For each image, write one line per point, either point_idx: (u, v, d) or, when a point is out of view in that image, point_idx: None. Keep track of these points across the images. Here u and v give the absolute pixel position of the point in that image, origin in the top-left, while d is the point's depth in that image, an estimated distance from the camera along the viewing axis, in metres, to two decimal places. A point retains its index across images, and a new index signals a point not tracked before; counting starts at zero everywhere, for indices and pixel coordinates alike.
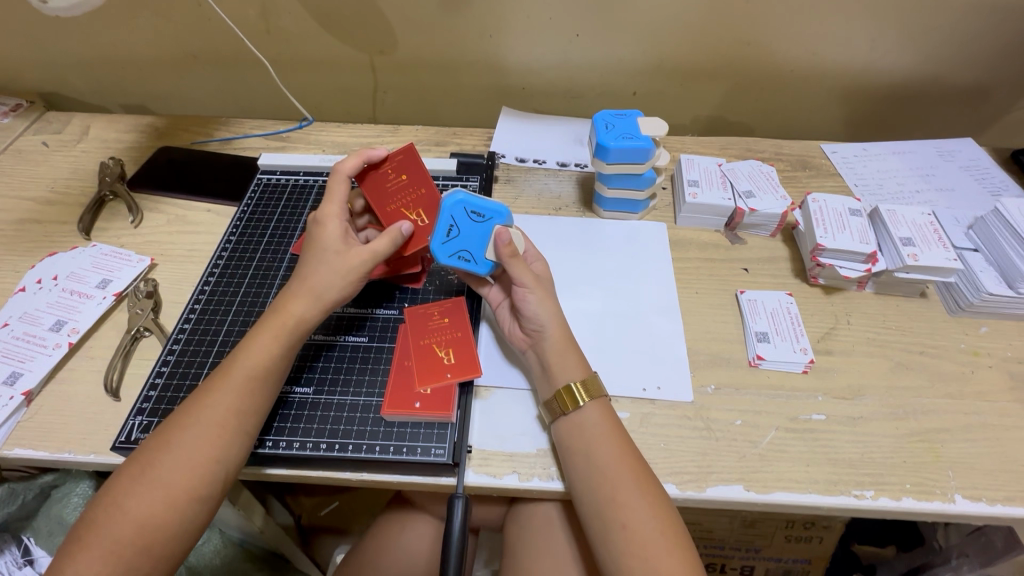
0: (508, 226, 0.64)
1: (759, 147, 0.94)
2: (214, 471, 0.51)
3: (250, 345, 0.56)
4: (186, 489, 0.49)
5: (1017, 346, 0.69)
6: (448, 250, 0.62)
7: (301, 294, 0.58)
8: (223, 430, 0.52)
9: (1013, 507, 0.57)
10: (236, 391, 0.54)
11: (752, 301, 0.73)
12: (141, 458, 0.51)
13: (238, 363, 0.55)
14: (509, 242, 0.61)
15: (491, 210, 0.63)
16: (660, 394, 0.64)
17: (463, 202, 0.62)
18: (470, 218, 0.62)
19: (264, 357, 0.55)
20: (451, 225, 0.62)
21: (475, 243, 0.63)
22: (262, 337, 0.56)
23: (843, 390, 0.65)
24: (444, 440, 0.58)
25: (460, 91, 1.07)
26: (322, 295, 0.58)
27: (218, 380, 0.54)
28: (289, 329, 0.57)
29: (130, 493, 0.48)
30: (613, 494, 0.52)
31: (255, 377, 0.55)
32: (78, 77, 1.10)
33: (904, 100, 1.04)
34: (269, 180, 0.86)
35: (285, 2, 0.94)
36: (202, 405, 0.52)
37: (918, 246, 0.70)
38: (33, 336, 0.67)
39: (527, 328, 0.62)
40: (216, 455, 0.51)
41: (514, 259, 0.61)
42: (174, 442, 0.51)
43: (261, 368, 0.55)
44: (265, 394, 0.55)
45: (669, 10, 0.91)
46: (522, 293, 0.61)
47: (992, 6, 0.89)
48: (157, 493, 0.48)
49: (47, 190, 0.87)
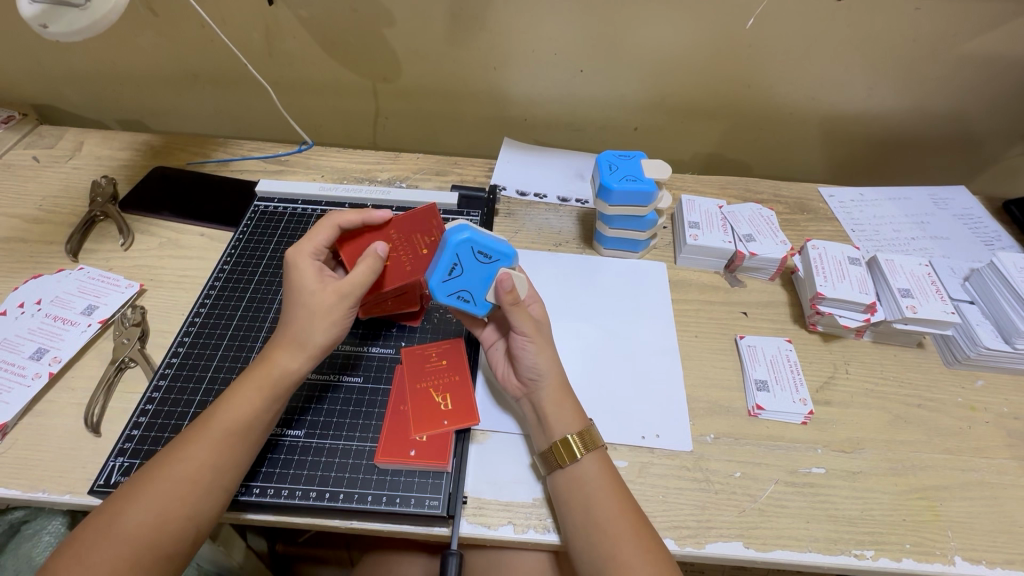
0: (512, 270, 0.61)
1: (758, 188, 0.95)
2: (183, 528, 0.48)
3: (233, 397, 0.54)
4: (152, 548, 0.47)
5: (1012, 401, 0.69)
6: (448, 289, 0.60)
7: (284, 343, 0.57)
8: (195, 486, 0.49)
9: (1013, 571, 0.56)
10: (214, 444, 0.51)
11: (752, 347, 0.72)
12: (107, 510, 0.48)
13: (217, 416, 0.53)
14: (512, 288, 0.59)
15: (499, 251, 0.60)
16: (659, 442, 0.63)
17: (470, 239, 0.58)
18: (476, 258, 0.59)
19: (246, 411, 0.54)
20: (454, 264, 0.59)
21: (476, 283, 0.60)
22: (245, 389, 0.55)
23: (842, 443, 0.64)
24: (439, 491, 0.56)
25: (462, 120, 1.07)
26: (303, 341, 0.57)
27: (197, 432, 0.52)
28: (273, 381, 0.55)
29: (91, 548, 0.46)
30: (615, 552, 0.50)
31: (235, 433, 0.52)
32: (74, 91, 1.08)
33: (899, 145, 1.06)
34: (266, 207, 0.84)
35: (289, 27, 0.94)
36: (178, 459, 0.50)
37: (916, 298, 0.71)
38: (12, 364, 0.65)
39: (523, 376, 0.60)
40: (187, 511, 0.49)
41: (516, 306, 0.59)
42: (142, 495, 0.48)
43: (243, 422, 0.53)
44: (247, 450, 0.53)
45: (673, 50, 0.92)
46: (521, 341, 0.59)
47: (985, 60, 0.91)
48: (120, 551, 0.46)
49: (35, 208, 0.85)
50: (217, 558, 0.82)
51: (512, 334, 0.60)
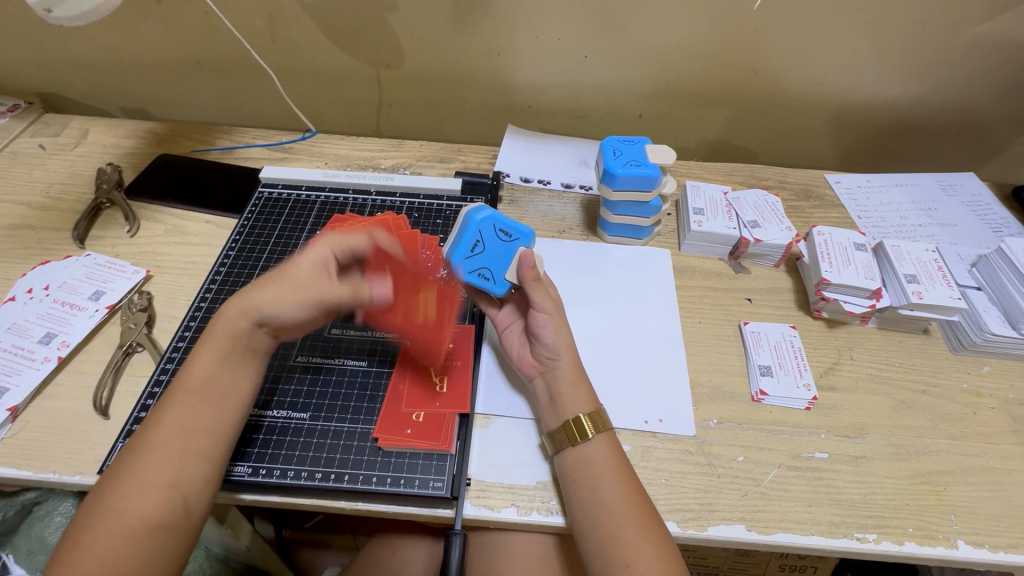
0: (532, 248, 0.61)
1: (763, 175, 0.94)
2: (173, 497, 0.47)
3: (193, 365, 0.53)
4: (146, 518, 0.46)
5: (1019, 388, 0.69)
6: (469, 265, 0.60)
7: (242, 306, 0.55)
8: (177, 451, 0.49)
9: (1017, 555, 0.56)
10: (220, 423, 0.52)
11: (755, 333, 0.72)
12: (105, 492, 0.47)
13: (183, 384, 0.52)
14: (532, 264, 0.61)
15: (520, 231, 0.60)
16: (662, 427, 0.63)
17: (492, 217, 0.60)
18: (498, 235, 0.60)
19: (249, 390, 0.54)
20: (476, 240, 0.59)
21: (497, 262, 0.61)
22: (205, 354, 0.54)
23: (845, 428, 0.64)
24: (442, 473, 0.57)
25: (466, 107, 1.07)
26: (257, 310, 0.54)
27: (165, 403, 0.51)
28: (231, 347, 0.54)
29: (87, 530, 0.45)
30: (618, 534, 0.51)
31: (196, 393, 0.52)
32: (78, 79, 1.09)
33: (906, 132, 1.05)
34: (271, 194, 0.85)
35: (292, 13, 0.93)
36: (153, 430, 0.50)
37: (923, 284, 0.70)
38: (22, 348, 0.66)
39: (538, 353, 0.60)
40: (171, 478, 0.48)
41: (537, 283, 0.60)
42: (129, 471, 0.47)
43: (203, 385, 0.52)
44: (219, 415, 0.52)
45: (679, 35, 0.91)
46: (539, 316, 0.60)
47: (996, 44, 0.90)
48: (116, 525, 0.45)
49: (41, 195, 0.85)
50: (225, 541, 0.83)
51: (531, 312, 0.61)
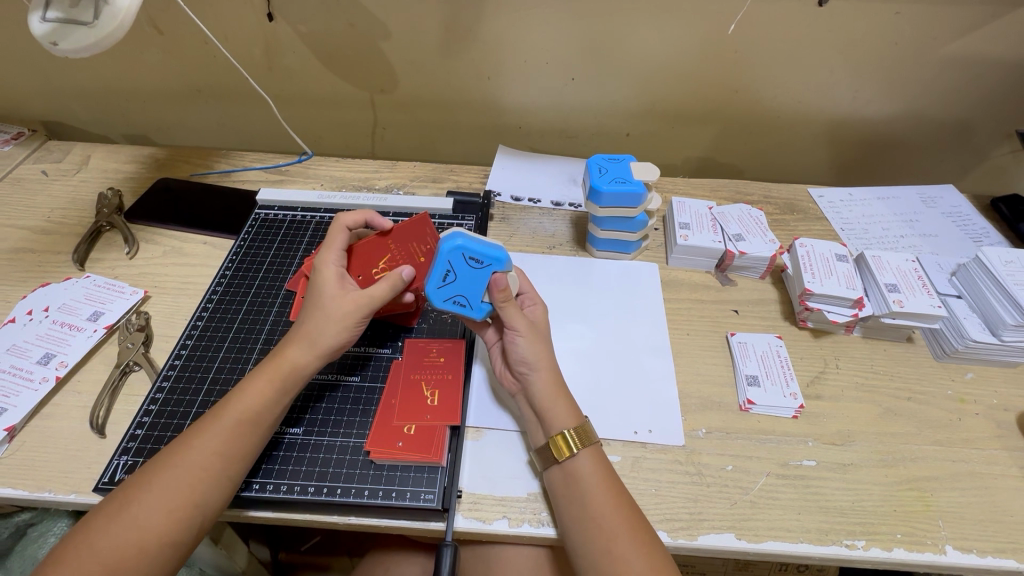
0: (507, 272, 0.60)
1: (748, 190, 0.97)
2: (191, 516, 0.49)
3: (243, 389, 0.56)
4: (160, 536, 0.48)
5: (1002, 394, 0.70)
6: (442, 295, 0.61)
7: (296, 340, 0.58)
8: (207, 474, 0.51)
9: (1004, 559, 0.56)
10: (225, 435, 0.53)
11: (742, 344, 0.73)
12: (118, 497, 0.49)
13: (228, 407, 0.54)
14: (505, 286, 0.60)
15: (490, 256, 0.59)
16: (651, 437, 0.64)
17: (461, 245, 0.59)
18: (467, 262, 0.60)
19: (257, 403, 0.55)
20: (448, 269, 0.60)
21: (472, 288, 0.61)
22: (256, 380, 0.56)
23: (833, 436, 0.65)
24: (434, 485, 0.57)
25: (458, 129, 1.10)
26: (315, 339, 0.58)
27: (209, 421, 0.54)
28: (284, 374, 0.57)
29: (101, 535, 0.47)
30: (607, 548, 0.51)
31: (245, 423, 0.54)
32: (81, 107, 1.12)
33: (886, 146, 1.08)
34: (267, 215, 0.87)
35: (289, 41, 0.97)
36: (189, 447, 0.52)
37: (903, 292, 0.72)
38: (21, 369, 0.67)
39: (517, 372, 0.61)
40: (195, 497, 0.50)
41: (508, 304, 0.60)
42: (154, 482, 0.49)
43: (253, 414, 0.55)
44: (253, 440, 0.54)
45: (662, 57, 0.95)
46: (511, 336, 0.61)
47: (966, 62, 0.93)
48: (130, 538, 0.47)
49: (43, 219, 0.87)
50: (217, 564, 0.83)
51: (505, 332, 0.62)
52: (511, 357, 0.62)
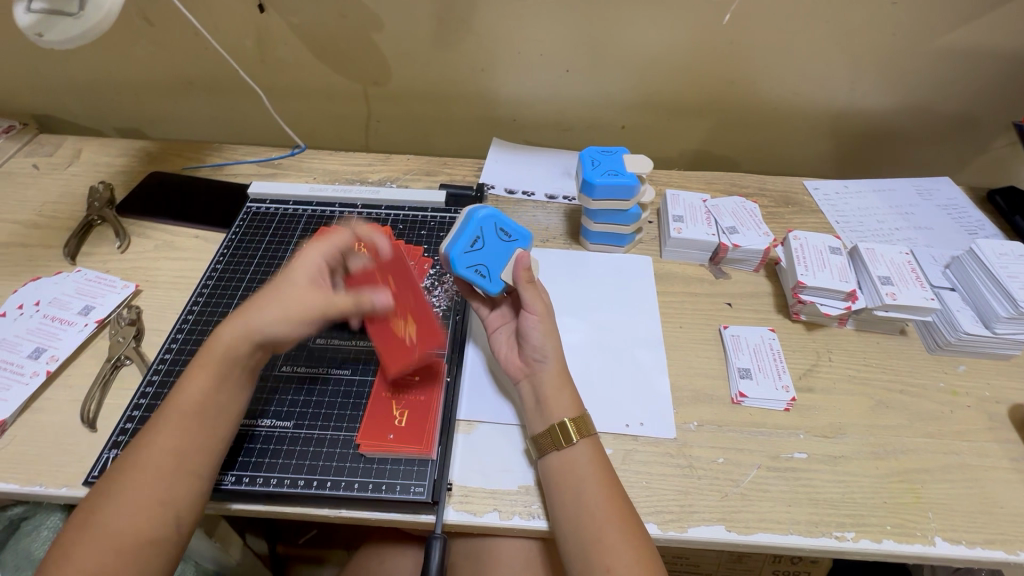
0: (527, 251, 0.67)
1: (743, 182, 0.96)
2: (161, 511, 0.49)
3: (182, 383, 0.55)
4: (134, 536, 0.48)
5: (995, 386, 0.70)
6: (466, 261, 0.64)
7: (235, 329, 0.56)
8: (165, 469, 0.50)
9: (994, 551, 0.56)
10: (173, 429, 0.52)
11: (735, 337, 0.73)
12: (85, 509, 0.49)
13: (170, 404, 0.54)
14: (527, 266, 0.64)
15: (518, 233, 0.67)
16: (643, 430, 0.64)
17: (493, 217, 0.67)
18: (498, 233, 0.66)
19: (195, 394, 0.54)
20: (477, 235, 0.65)
21: (493, 260, 0.65)
22: (194, 373, 0.55)
23: (825, 428, 0.65)
24: (424, 478, 0.57)
25: (452, 122, 1.09)
26: (260, 326, 0.55)
27: (157, 423, 0.53)
28: (222, 363, 0.55)
29: (78, 544, 0.47)
30: (600, 536, 0.51)
31: (187, 413, 0.53)
32: (73, 100, 1.11)
33: (883, 139, 1.07)
34: (259, 208, 0.86)
35: (281, 33, 0.96)
36: (142, 449, 0.51)
37: (896, 285, 0.72)
38: (11, 363, 0.66)
39: (527, 356, 0.62)
40: (160, 496, 0.50)
41: (530, 284, 0.63)
42: (115, 489, 0.49)
43: (196, 404, 0.54)
44: (204, 428, 0.53)
45: (658, 48, 0.94)
46: (530, 318, 0.62)
47: (963, 53, 0.93)
48: (104, 544, 0.47)
49: (34, 213, 0.87)
50: (213, 556, 0.84)
51: (522, 314, 0.63)
52: (525, 340, 0.62)
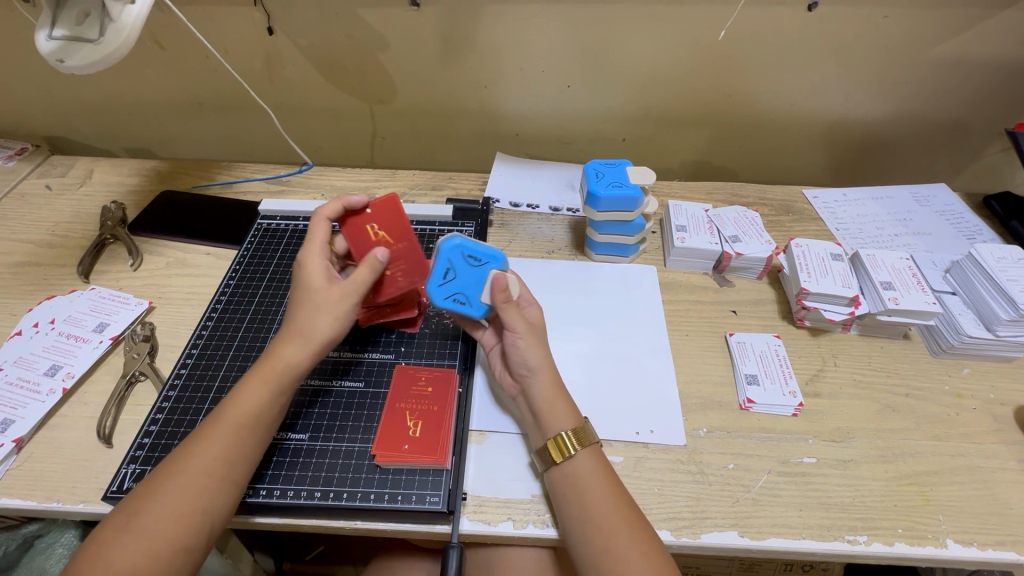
0: (504, 270, 0.64)
1: (743, 192, 0.98)
2: (200, 521, 0.50)
3: (239, 395, 0.56)
4: (172, 543, 0.48)
5: (999, 388, 0.71)
6: (443, 293, 0.62)
7: (290, 337, 0.58)
8: (211, 479, 0.51)
9: (1005, 552, 0.57)
10: (224, 441, 0.53)
11: (741, 343, 0.74)
12: (126, 510, 0.50)
13: (226, 412, 0.55)
14: (505, 286, 0.61)
15: (488, 254, 0.63)
16: (653, 437, 0.65)
17: (461, 244, 0.62)
18: (467, 261, 0.62)
19: (252, 407, 0.55)
20: (448, 267, 0.61)
21: (471, 285, 0.62)
22: (250, 386, 0.56)
23: (832, 433, 0.66)
24: (439, 487, 0.58)
25: (456, 137, 1.11)
26: (309, 335, 0.58)
27: (207, 429, 0.54)
28: (278, 374, 0.57)
29: (114, 544, 0.47)
30: (607, 547, 0.51)
31: (243, 426, 0.54)
32: (83, 122, 1.13)
33: (879, 147, 1.09)
34: (269, 225, 0.88)
35: (288, 54, 0.98)
36: (189, 455, 0.52)
37: (898, 290, 0.73)
38: (28, 381, 0.67)
39: (518, 374, 0.62)
40: (201, 506, 0.50)
41: (508, 305, 0.61)
42: (159, 492, 0.50)
43: (249, 416, 0.55)
44: (254, 442, 0.55)
45: (655, 62, 0.96)
46: (511, 338, 0.61)
47: (954, 63, 0.95)
48: (139, 549, 0.47)
49: (48, 233, 0.88)
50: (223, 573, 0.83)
51: (505, 333, 0.62)
52: (509, 358, 0.62)
